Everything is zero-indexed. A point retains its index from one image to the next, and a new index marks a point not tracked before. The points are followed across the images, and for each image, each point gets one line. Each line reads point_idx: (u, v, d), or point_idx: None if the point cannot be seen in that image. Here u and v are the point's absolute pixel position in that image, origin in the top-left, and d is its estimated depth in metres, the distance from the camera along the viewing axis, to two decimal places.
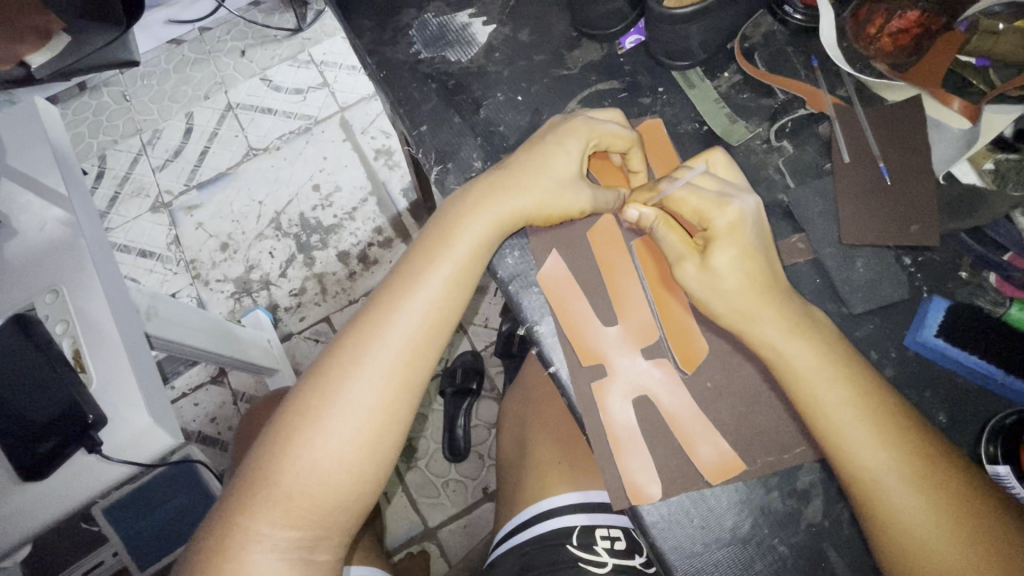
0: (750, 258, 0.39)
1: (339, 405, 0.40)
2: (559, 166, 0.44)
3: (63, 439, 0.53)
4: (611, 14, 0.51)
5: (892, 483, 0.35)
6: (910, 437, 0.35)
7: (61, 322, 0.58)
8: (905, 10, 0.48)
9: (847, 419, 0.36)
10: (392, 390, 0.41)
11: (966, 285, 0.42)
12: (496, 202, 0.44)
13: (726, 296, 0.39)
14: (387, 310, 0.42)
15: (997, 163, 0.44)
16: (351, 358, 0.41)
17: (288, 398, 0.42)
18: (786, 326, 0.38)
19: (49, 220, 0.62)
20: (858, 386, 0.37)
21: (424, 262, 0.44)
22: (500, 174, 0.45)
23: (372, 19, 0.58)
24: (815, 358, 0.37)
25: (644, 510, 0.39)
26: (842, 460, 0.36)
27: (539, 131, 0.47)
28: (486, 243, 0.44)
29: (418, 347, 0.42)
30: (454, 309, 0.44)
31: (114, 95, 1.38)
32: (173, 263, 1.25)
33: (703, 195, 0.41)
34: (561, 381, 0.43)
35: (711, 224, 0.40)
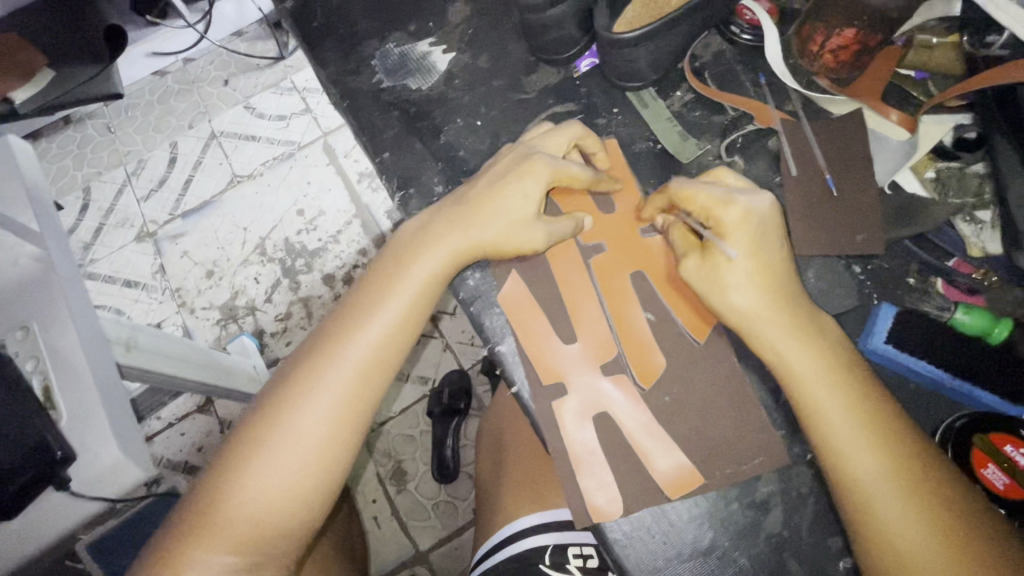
0: (763, 255, 0.40)
1: (288, 433, 0.41)
2: (514, 203, 0.45)
3: (30, 476, 0.53)
4: (564, 40, 0.53)
5: (882, 494, 0.35)
6: (902, 449, 0.36)
7: (32, 359, 0.57)
8: (841, 27, 0.48)
9: (842, 429, 0.36)
10: (341, 420, 0.41)
11: (913, 290, 0.43)
12: (451, 235, 0.45)
13: (746, 294, 0.40)
14: (340, 340, 0.43)
15: (938, 172, 0.46)
16: (302, 386, 0.42)
17: (241, 424, 0.43)
18: (795, 331, 0.39)
19: (23, 256, 0.63)
20: (855, 395, 0.37)
21: (379, 291, 0.44)
22: (463, 205, 0.46)
23: (336, 50, 0.60)
24: (816, 363, 0.38)
25: (606, 526, 0.39)
26: (837, 468, 0.36)
27: (502, 157, 0.48)
28: (441, 271, 0.45)
29: (368, 376, 0.42)
30: (407, 339, 0.44)
31: (99, 127, 1.40)
32: (159, 292, 1.25)
33: (710, 193, 0.42)
34: (523, 401, 0.44)
35: (721, 219, 0.41)
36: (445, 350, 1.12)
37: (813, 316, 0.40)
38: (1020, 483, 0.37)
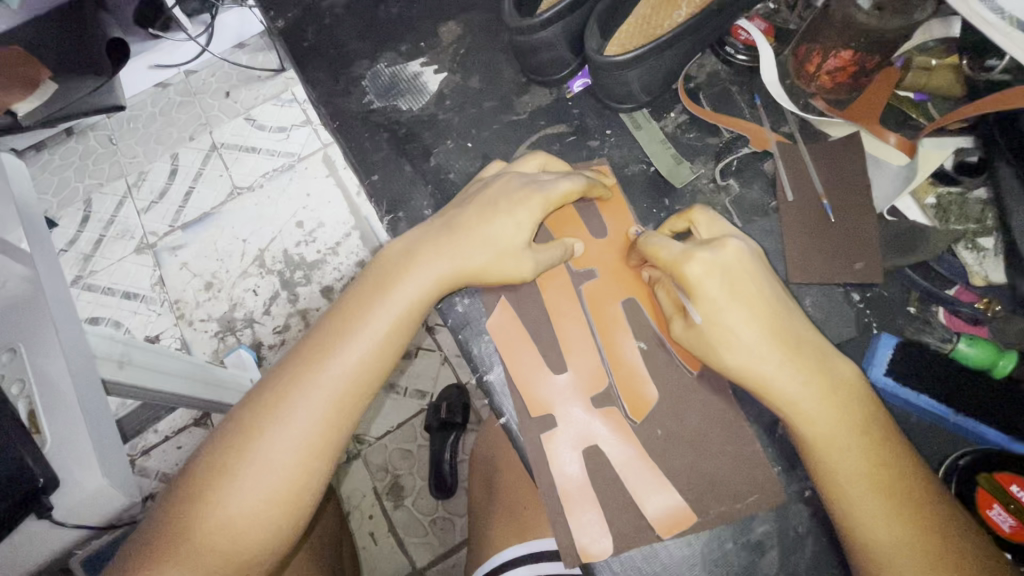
0: (755, 307, 0.38)
1: (252, 458, 0.39)
2: (501, 232, 0.44)
3: (10, 507, 0.50)
4: (556, 61, 0.52)
5: (901, 553, 0.33)
6: (924, 509, 0.33)
7: (17, 382, 0.56)
8: (838, 49, 0.47)
9: (859, 486, 0.34)
10: (310, 447, 0.40)
11: (914, 319, 0.42)
12: (431, 258, 0.44)
13: (744, 350, 0.37)
14: (316, 365, 0.41)
15: (939, 198, 0.45)
16: (272, 410, 0.40)
17: (204, 445, 0.41)
18: (801, 379, 0.36)
19: (12, 277, 0.63)
20: (872, 446, 0.35)
21: (358, 315, 0.43)
22: (445, 240, 0.44)
23: (327, 71, 0.59)
24: (829, 413, 0.35)
25: (597, 566, 0.38)
26: (851, 526, 0.34)
27: (482, 190, 0.47)
28: (423, 295, 0.44)
29: (338, 403, 0.41)
30: (386, 364, 0.43)
31: (99, 139, 1.39)
32: (157, 304, 1.25)
33: (669, 248, 0.40)
34: (511, 432, 0.43)
35: (685, 274, 0.38)
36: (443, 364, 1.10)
37: (823, 362, 0.37)
38: None
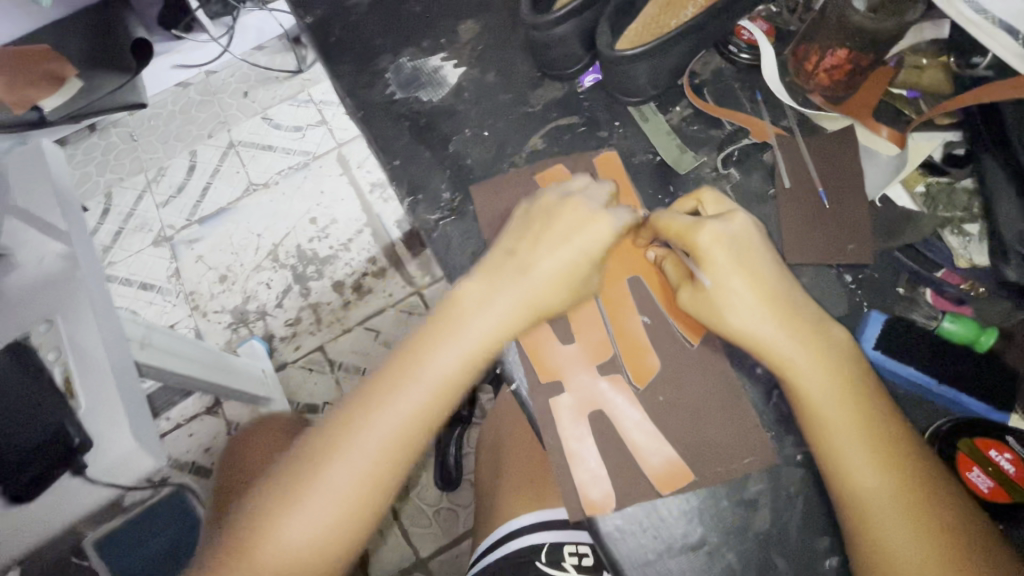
0: (754, 275, 0.41)
1: (320, 483, 0.41)
2: (578, 267, 0.45)
3: (49, 462, 0.55)
4: (568, 57, 0.56)
5: (885, 497, 0.35)
6: (910, 472, 0.36)
7: (53, 350, 0.61)
8: (834, 47, 0.50)
9: (849, 437, 0.37)
10: (376, 472, 0.42)
11: (902, 300, 0.45)
12: (503, 293, 0.44)
13: (746, 315, 0.40)
14: (387, 396, 0.43)
15: (928, 186, 0.47)
16: (344, 436, 0.42)
17: (270, 476, 0.43)
18: (800, 345, 0.39)
19: (49, 254, 0.67)
20: (863, 404, 0.38)
21: (428, 349, 0.44)
22: (516, 275, 0.45)
23: (352, 64, 0.63)
24: (824, 377, 0.38)
25: (599, 520, 0.41)
26: (838, 477, 0.37)
27: (548, 218, 0.46)
28: (493, 335, 0.44)
29: (405, 433, 0.43)
30: (453, 397, 0.44)
31: (121, 135, 1.45)
32: (173, 295, 1.29)
33: (678, 220, 0.43)
34: (522, 398, 0.46)
35: (694, 243, 0.42)
36: None
37: (818, 329, 0.40)
38: (1003, 487, 0.38)
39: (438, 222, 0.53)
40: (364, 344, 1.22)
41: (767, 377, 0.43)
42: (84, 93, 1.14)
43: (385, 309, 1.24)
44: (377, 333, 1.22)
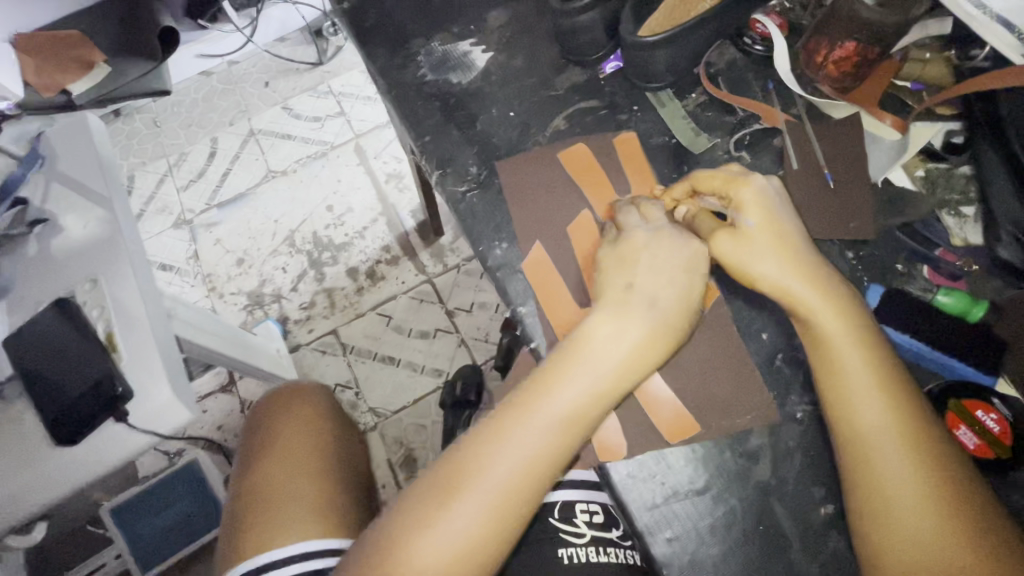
0: (777, 229, 0.46)
1: (456, 511, 0.40)
2: (692, 292, 0.46)
3: (94, 409, 0.58)
4: (592, 43, 0.59)
5: (886, 432, 0.39)
6: (911, 416, 0.40)
7: (97, 308, 0.64)
8: (842, 40, 0.53)
9: (862, 379, 0.41)
10: (512, 494, 0.41)
11: (900, 275, 0.48)
12: (629, 322, 0.45)
13: (767, 263, 0.45)
14: (519, 418, 0.43)
15: (928, 171, 0.50)
16: (477, 461, 0.42)
17: (393, 509, 0.43)
18: (818, 293, 0.44)
19: (93, 220, 0.69)
20: (875, 352, 0.42)
21: (557, 370, 0.44)
22: (636, 299, 0.46)
23: (384, 47, 0.66)
24: (839, 322, 0.43)
25: (610, 466, 0.44)
26: (845, 419, 0.40)
27: (658, 246, 0.48)
28: (626, 363, 0.44)
29: (541, 455, 0.42)
30: (590, 418, 0.43)
31: (146, 121, 1.50)
32: (191, 277, 1.32)
33: (723, 175, 0.49)
34: (541, 355, 0.50)
35: (734, 198, 0.48)
36: (459, 346, 1.21)
37: (834, 283, 0.44)
38: (987, 445, 0.42)
39: (465, 194, 0.57)
40: (376, 330, 1.23)
41: (771, 342, 0.47)
42: (113, 79, 1.13)
43: (398, 295, 1.26)
44: (389, 318, 1.24)
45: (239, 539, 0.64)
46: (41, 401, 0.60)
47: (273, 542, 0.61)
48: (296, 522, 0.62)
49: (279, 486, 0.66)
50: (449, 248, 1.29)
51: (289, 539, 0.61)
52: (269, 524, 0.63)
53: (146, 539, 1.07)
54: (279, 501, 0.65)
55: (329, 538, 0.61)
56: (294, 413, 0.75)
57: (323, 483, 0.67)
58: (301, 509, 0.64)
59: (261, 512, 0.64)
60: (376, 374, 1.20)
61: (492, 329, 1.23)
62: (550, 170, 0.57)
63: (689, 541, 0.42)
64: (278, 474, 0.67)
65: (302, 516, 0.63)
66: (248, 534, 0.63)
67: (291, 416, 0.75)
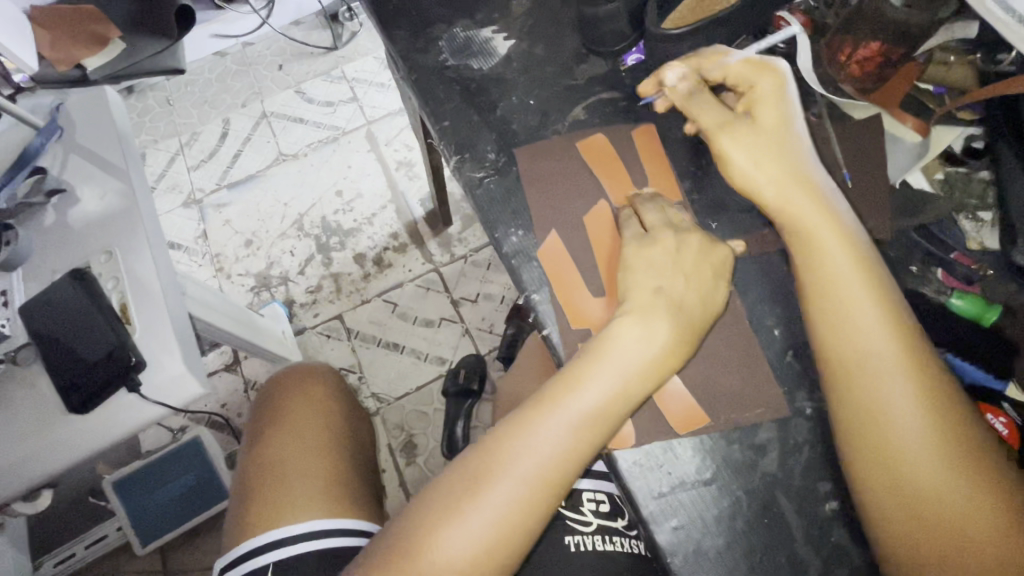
0: (780, 123, 0.50)
1: (486, 498, 0.42)
2: (715, 298, 0.47)
3: (108, 378, 0.59)
4: (614, 33, 0.59)
5: (906, 404, 0.40)
6: (937, 395, 0.41)
7: (112, 279, 0.64)
8: (868, 40, 0.54)
9: (888, 362, 0.42)
10: (540, 483, 0.43)
11: (914, 277, 0.48)
12: (654, 325, 0.45)
13: (764, 164, 0.49)
14: (546, 411, 0.44)
15: (947, 174, 0.51)
16: (505, 451, 0.44)
17: (424, 493, 0.45)
18: (808, 192, 0.48)
19: (110, 192, 0.69)
20: (902, 331, 0.42)
21: (583, 365, 0.45)
22: (660, 303, 0.46)
23: (406, 30, 0.66)
24: (830, 228, 0.47)
25: (618, 455, 0.44)
26: (874, 398, 0.41)
27: (686, 251, 0.48)
28: (650, 363, 0.45)
29: (568, 449, 0.43)
30: (618, 415, 0.44)
31: (158, 99, 1.50)
32: (199, 256, 1.33)
33: (749, 63, 0.51)
34: (553, 343, 0.50)
35: (757, 86, 0.51)
36: (463, 335, 1.22)
37: (825, 186, 0.49)
38: (995, 445, 0.44)
39: (482, 179, 0.57)
40: (381, 317, 1.24)
41: (783, 338, 0.47)
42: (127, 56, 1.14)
43: (404, 283, 1.26)
44: (395, 305, 1.25)
45: (242, 519, 0.64)
46: (58, 368, 0.61)
47: (275, 522, 0.62)
48: (299, 502, 0.63)
49: (283, 466, 0.67)
50: (457, 237, 1.30)
51: (291, 521, 0.61)
52: (284, 495, 0.64)
53: (150, 512, 1.08)
54: (283, 479, 0.65)
55: (330, 519, 0.62)
56: (301, 390, 0.76)
57: (326, 462, 0.68)
58: (303, 490, 0.64)
59: (263, 492, 0.65)
60: (381, 360, 1.21)
61: (497, 320, 1.23)
62: (567, 159, 0.57)
63: (694, 530, 0.42)
64: (282, 452, 0.68)
65: (310, 495, 0.64)
66: (251, 513, 0.64)
67: (296, 395, 0.75)
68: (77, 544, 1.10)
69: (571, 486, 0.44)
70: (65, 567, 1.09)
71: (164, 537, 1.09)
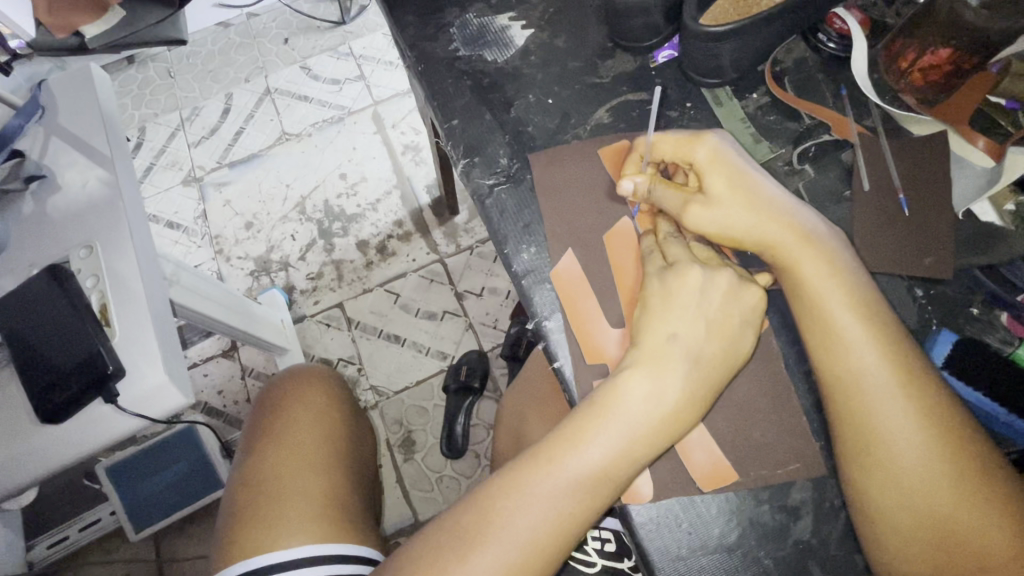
0: (738, 182, 0.45)
1: (477, 562, 0.38)
2: (742, 344, 0.42)
3: (81, 388, 0.51)
4: (647, 28, 0.53)
5: (938, 480, 0.37)
6: (964, 456, 0.37)
7: (92, 276, 0.55)
8: (935, 46, 0.48)
9: (905, 424, 0.38)
10: (533, 551, 0.39)
11: (976, 320, 0.44)
12: (666, 375, 0.41)
13: (738, 219, 0.44)
14: (545, 467, 0.40)
15: (1019, 205, 0.46)
16: (498, 510, 0.39)
17: (408, 554, 0.41)
18: (797, 237, 0.43)
19: (92, 178, 0.58)
20: (921, 400, 0.38)
21: (587, 420, 0.41)
22: (676, 353, 0.42)
23: (416, 15, 0.60)
24: (822, 274, 0.42)
25: (633, 509, 0.41)
26: (892, 465, 0.38)
27: (713, 293, 0.43)
28: (666, 418, 0.40)
29: (566, 513, 0.39)
30: (622, 479, 0.40)
31: (160, 71, 1.44)
32: (198, 237, 1.26)
33: (677, 137, 0.47)
34: (564, 377, 0.46)
35: (695, 160, 0.46)
36: (467, 330, 1.17)
37: (816, 233, 0.44)
38: None
39: (492, 188, 0.51)
40: (382, 308, 1.19)
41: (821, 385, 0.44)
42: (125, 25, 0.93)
43: (407, 274, 1.21)
44: (397, 296, 1.20)
45: (229, 544, 0.60)
46: (29, 372, 0.53)
47: (268, 546, 0.58)
48: (292, 525, 0.59)
49: (273, 483, 0.63)
50: (464, 228, 1.24)
51: (284, 545, 0.58)
52: (272, 516, 0.60)
53: (144, 499, 1.04)
54: (274, 497, 0.62)
55: (328, 543, 0.58)
56: (285, 396, 0.72)
57: (320, 479, 0.64)
58: (295, 510, 0.60)
59: (252, 513, 0.61)
60: (380, 353, 1.16)
61: (502, 315, 1.18)
62: (589, 166, 0.51)
63: None
64: (271, 468, 0.64)
65: (302, 516, 0.60)
66: (239, 535, 0.60)
67: (286, 403, 0.71)
68: (71, 526, 1.06)
69: (575, 546, 0.40)
70: (59, 550, 1.05)
71: (156, 525, 1.04)
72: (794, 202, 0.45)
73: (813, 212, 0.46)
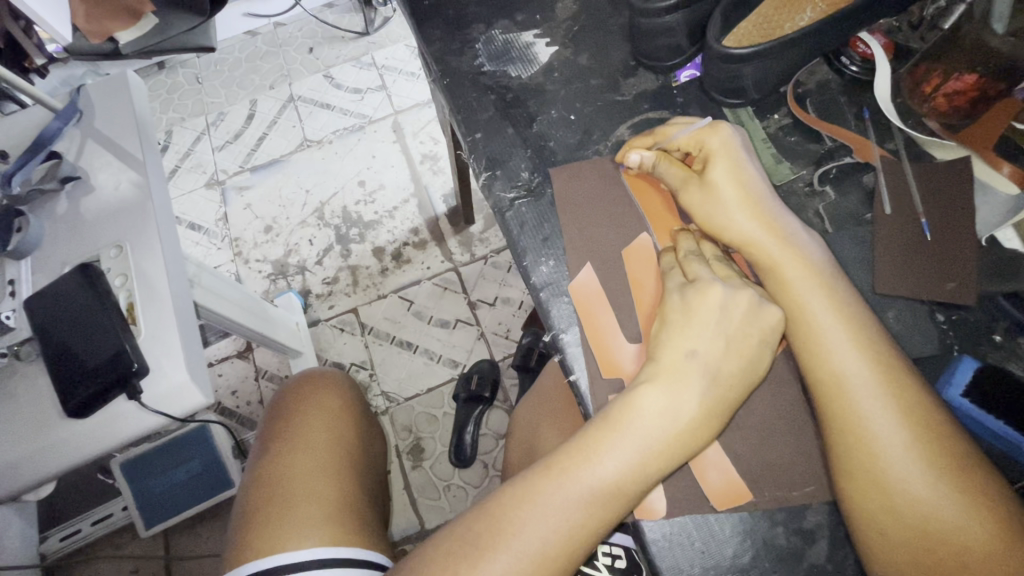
0: (739, 172, 0.47)
1: (486, 569, 0.38)
2: (758, 366, 0.42)
3: (105, 384, 0.52)
4: (669, 47, 0.54)
5: (942, 505, 0.36)
6: (970, 483, 0.37)
7: (120, 275, 0.56)
8: (962, 71, 0.49)
9: (907, 450, 0.38)
10: (543, 562, 0.39)
11: (998, 348, 0.44)
12: (680, 392, 0.41)
13: (732, 212, 0.46)
14: (555, 480, 0.40)
15: None
16: (509, 518, 0.40)
17: (417, 558, 0.41)
18: (783, 243, 0.45)
19: (124, 181, 0.60)
20: (917, 422, 0.38)
21: (598, 435, 0.41)
22: (693, 369, 0.42)
23: (442, 30, 0.61)
24: (824, 295, 0.43)
25: (646, 525, 0.41)
26: (899, 492, 0.37)
27: (731, 312, 0.43)
28: (677, 437, 0.40)
29: (577, 526, 0.39)
30: (633, 494, 0.40)
31: (188, 76, 1.48)
32: (219, 238, 1.29)
33: (695, 125, 0.49)
34: (581, 390, 0.46)
35: (706, 147, 0.48)
36: (479, 339, 1.17)
37: (796, 237, 0.45)
38: None
39: (513, 201, 0.52)
40: (396, 314, 1.20)
41: None
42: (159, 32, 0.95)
43: (421, 281, 1.22)
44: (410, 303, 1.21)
45: (239, 546, 0.61)
46: (55, 367, 0.54)
47: (270, 546, 0.58)
48: (291, 524, 0.60)
49: (281, 485, 0.63)
50: (479, 237, 1.25)
51: (291, 547, 0.58)
52: (281, 518, 0.60)
53: (154, 497, 1.05)
54: (277, 496, 0.63)
55: (333, 547, 0.58)
56: (297, 399, 0.73)
57: (327, 480, 0.64)
58: (302, 512, 0.61)
59: (262, 515, 0.62)
60: (393, 358, 1.17)
61: (514, 325, 1.18)
62: (609, 181, 0.52)
63: None
64: (280, 469, 0.65)
65: (309, 517, 0.60)
66: (250, 537, 0.60)
67: (298, 405, 0.72)
68: (83, 520, 1.08)
69: (586, 558, 0.40)
70: (70, 543, 1.06)
71: (164, 524, 1.05)
72: (807, 235, 0.46)
73: (826, 247, 0.46)
